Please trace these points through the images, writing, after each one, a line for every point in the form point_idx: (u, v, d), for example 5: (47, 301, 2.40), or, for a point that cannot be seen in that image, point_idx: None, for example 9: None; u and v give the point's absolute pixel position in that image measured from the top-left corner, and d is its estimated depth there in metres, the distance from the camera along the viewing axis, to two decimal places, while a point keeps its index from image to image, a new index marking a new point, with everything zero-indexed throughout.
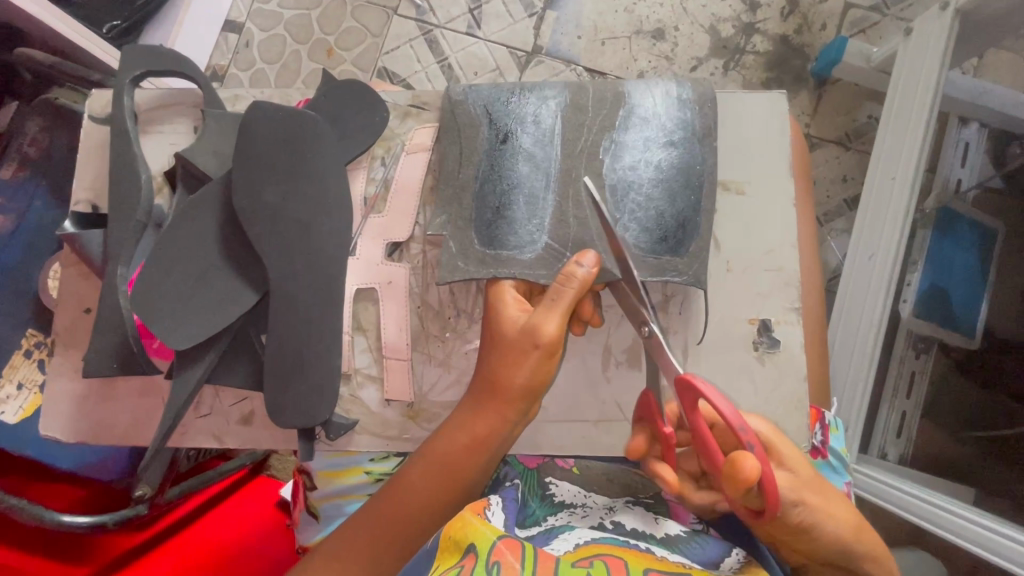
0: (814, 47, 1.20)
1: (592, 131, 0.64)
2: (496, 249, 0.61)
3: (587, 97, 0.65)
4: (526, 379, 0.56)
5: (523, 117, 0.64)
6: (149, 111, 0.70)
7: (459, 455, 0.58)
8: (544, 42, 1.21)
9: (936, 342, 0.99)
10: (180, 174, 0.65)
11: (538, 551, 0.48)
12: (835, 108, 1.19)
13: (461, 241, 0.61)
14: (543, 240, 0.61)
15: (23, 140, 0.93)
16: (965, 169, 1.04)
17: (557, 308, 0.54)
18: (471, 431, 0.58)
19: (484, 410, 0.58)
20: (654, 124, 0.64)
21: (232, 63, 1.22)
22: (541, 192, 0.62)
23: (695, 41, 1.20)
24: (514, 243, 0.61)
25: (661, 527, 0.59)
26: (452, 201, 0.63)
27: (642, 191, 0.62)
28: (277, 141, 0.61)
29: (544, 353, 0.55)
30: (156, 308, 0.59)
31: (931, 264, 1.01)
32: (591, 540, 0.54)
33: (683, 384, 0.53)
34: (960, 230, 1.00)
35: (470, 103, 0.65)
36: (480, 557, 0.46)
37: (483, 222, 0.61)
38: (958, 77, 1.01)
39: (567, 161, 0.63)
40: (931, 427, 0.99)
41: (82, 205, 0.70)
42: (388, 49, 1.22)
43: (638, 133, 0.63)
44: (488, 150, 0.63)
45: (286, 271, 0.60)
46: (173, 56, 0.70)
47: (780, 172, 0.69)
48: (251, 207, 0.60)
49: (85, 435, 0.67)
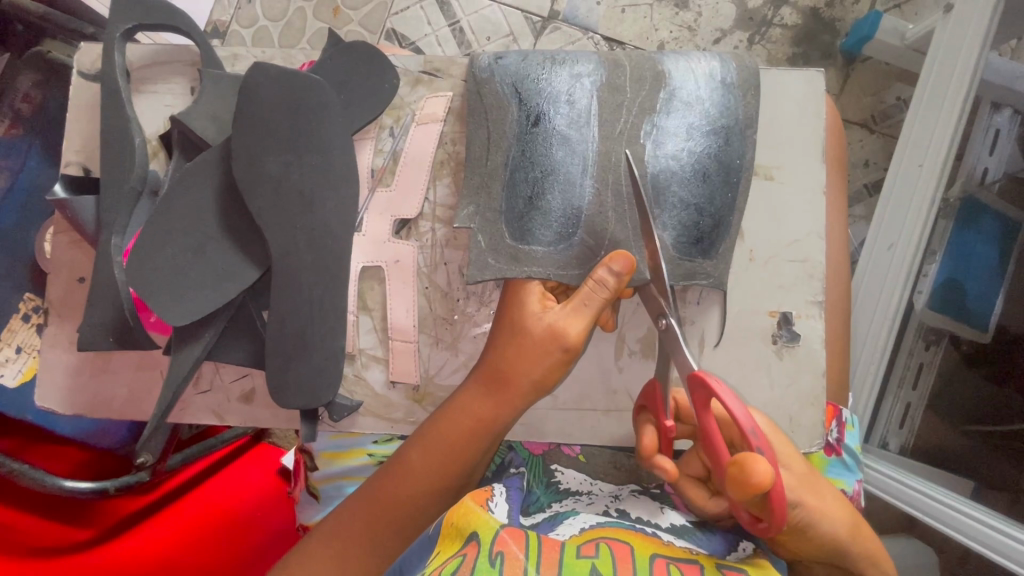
0: (845, 22, 1.13)
1: (630, 114, 0.60)
2: (526, 244, 0.58)
3: (623, 76, 0.61)
4: (540, 376, 0.54)
5: (555, 96, 0.60)
6: (142, 70, 0.66)
7: (460, 436, 0.56)
8: (561, 7, 1.14)
9: (947, 333, 0.96)
10: (176, 138, 0.62)
11: (542, 538, 0.47)
12: (863, 88, 1.13)
13: (492, 235, 0.58)
14: (577, 238, 0.58)
15: (15, 95, 0.89)
16: (994, 157, 0.97)
17: (586, 313, 0.53)
18: (475, 412, 0.56)
19: (493, 396, 0.56)
20: (697, 110, 0.60)
21: (233, 19, 1.15)
22: (578, 178, 0.58)
23: (720, 11, 1.13)
24: (543, 234, 0.58)
25: (667, 517, 0.56)
26: (480, 189, 0.59)
27: (682, 187, 0.58)
28: (277, 109, 0.57)
29: (565, 356, 0.53)
30: (152, 281, 0.57)
31: (951, 256, 0.96)
32: (598, 524, 0.53)
33: (695, 380, 0.49)
34: (984, 223, 0.95)
35: (497, 81, 0.60)
36: (482, 546, 0.45)
37: (514, 212, 0.58)
38: (998, 59, 0.94)
39: (603, 143, 0.59)
40: (934, 419, 0.96)
41: (73, 168, 0.67)
42: (398, 9, 1.15)
43: (680, 119, 0.59)
44: (518, 132, 0.59)
45: (289, 248, 0.57)
46: (165, 9, 0.66)
47: (811, 159, 0.65)
48: (252, 178, 0.56)
49: (82, 407, 0.65)
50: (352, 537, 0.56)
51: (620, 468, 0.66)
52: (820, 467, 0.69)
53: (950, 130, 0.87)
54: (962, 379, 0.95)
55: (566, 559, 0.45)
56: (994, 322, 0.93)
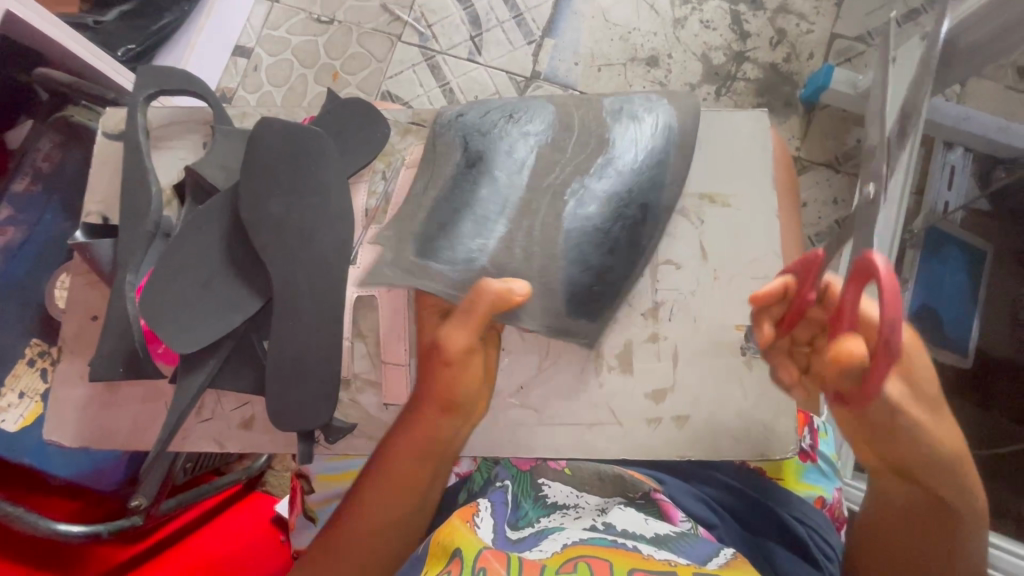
0: (802, 75, 1.25)
1: (585, 150, 0.67)
2: (424, 262, 0.62)
3: (574, 123, 0.68)
4: (456, 388, 0.60)
5: (497, 147, 0.67)
6: (160, 129, 0.74)
7: (400, 458, 0.61)
8: (542, 67, 1.26)
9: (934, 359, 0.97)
10: (190, 186, 0.68)
11: (524, 560, 0.50)
12: (823, 132, 1.24)
13: (399, 252, 0.63)
14: (478, 261, 0.63)
15: (36, 155, 0.95)
16: (952, 192, 1.10)
17: (471, 323, 0.58)
18: (409, 436, 0.61)
19: (439, 418, 0.61)
20: (628, 159, 0.66)
21: (239, 86, 1.31)
22: (492, 217, 0.64)
23: (687, 68, 1.25)
24: (448, 259, 0.62)
25: (652, 527, 0.58)
26: (406, 217, 0.65)
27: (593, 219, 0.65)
28: (282, 156, 0.64)
29: (469, 363, 0.60)
30: (162, 312, 0.61)
31: (924, 285, 1.04)
32: (580, 540, 0.55)
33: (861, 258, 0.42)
34: (947, 252, 1.05)
35: (449, 132, 0.69)
36: (466, 562, 0.48)
37: (424, 238, 0.63)
38: (942, 103, 1.07)
39: (567, 174, 0.66)
40: None
41: (94, 216, 0.73)
42: (392, 74, 1.28)
43: (604, 166, 0.66)
44: (454, 175, 0.66)
45: (289, 279, 0.62)
46: (187, 78, 0.75)
47: (764, 187, 0.71)
48: (257, 216, 0.63)
49: (87, 438, 0.68)
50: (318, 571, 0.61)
51: (605, 480, 0.68)
52: (796, 474, 0.71)
53: (909, 171, 0.89)
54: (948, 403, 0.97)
55: None
56: (971, 347, 0.99)
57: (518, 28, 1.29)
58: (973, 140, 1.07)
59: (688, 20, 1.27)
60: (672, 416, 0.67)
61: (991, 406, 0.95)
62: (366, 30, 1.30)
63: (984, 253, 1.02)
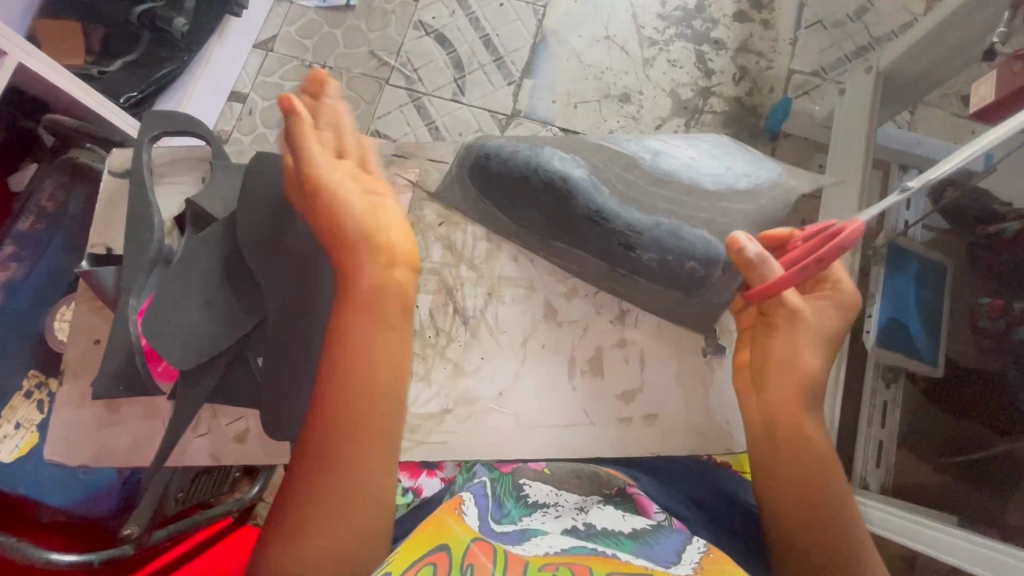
0: (765, 107, 1.35)
1: (605, 157, 0.79)
2: (479, 167, 0.76)
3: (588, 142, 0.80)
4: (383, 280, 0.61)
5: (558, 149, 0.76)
6: (163, 166, 0.80)
7: (366, 386, 0.58)
8: (522, 106, 1.36)
9: (902, 371, 1.07)
10: (190, 216, 0.73)
11: (509, 556, 0.50)
12: (789, 158, 1.32)
13: (474, 171, 0.76)
14: (507, 181, 0.74)
15: (42, 195, 0.99)
16: (910, 212, 1.14)
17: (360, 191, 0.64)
18: (388, 358, 0.59)
19: (400, 347, 0.61)
20: (676, 160, 0.80)
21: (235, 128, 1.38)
22: (548, 167, 0.73)
23: (658, 103, 1.35)
24: (501, 172, 0.75)
25: (629, 523, 0.59)
26: (492, 156, 0.75)
27: (580, 184, 0.73)
28: (277, 186, 0.70)
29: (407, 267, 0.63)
30: (165, 332, 0.66)
31: (889, 298, 1.08)
32: (560, 548, 0.53)
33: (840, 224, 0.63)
34: (908, 265, 1.10)
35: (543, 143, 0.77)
36: (453, 559, 0.48)
37: (487, 158, 0.76)
38: (895, 130, 1.22)
39: (549, 186, 0.73)
40: (910, 458, 1.05)
41: (98, 247, 0.78)
42: (380, 114, 1.37)
43: (650, 154, 0.80)
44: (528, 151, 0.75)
45: (282, 298, 0.67)
46: (186, 118, 0.80)
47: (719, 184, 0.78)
48: (254, 240, 0.68)
49: (87, 457, 0.71)
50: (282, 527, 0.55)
51: (582, 477, 0.68)
52: None
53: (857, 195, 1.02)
54: (928, 414, 1.07)
55: (530, 571, 0.48)
56: (942, 357, 1.04)
57: (498, 70, 1.39)
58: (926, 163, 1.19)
59: (656, 59, 1.38)
60: (642, 415, 0.72)
61: (964, 416, 1.03)
62: (355, 74, 1.40)
63: (944, 265, 1.08)
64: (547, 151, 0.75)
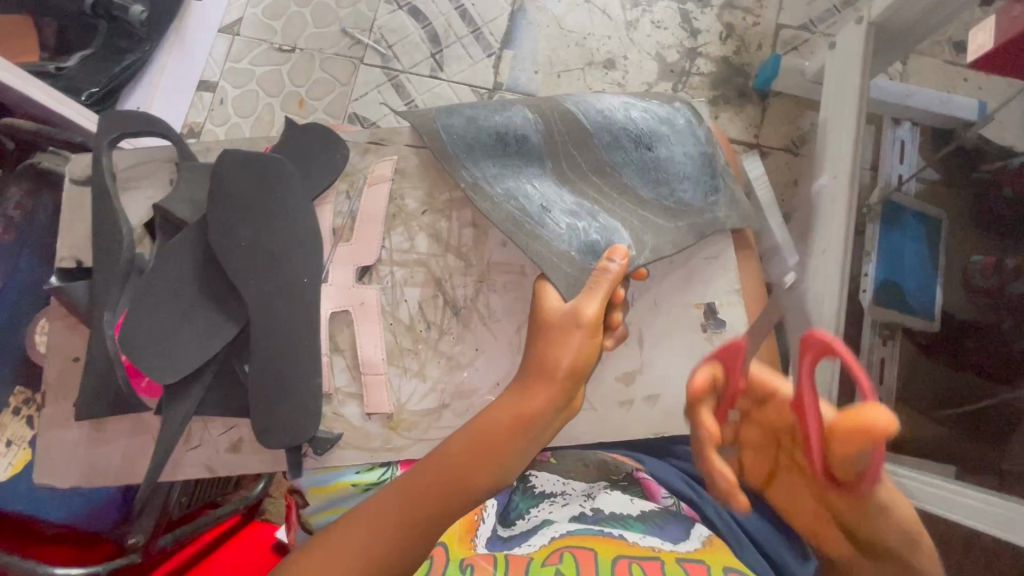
0: (753, 66, 1.30)
1: (560, 136, 0.75)
2: (444, 137, 0.73)
3: (553, 120, 0.76)
4: (571, 361, 0.59)
5: (522, 132, 0.75)
6: (126, 171, 0.77)
7: (503, 432, 0.58)
8: (503, 79, 1.31)
9: (900, 326, 1.02)
10: (160, 222, 0.70)
11: (512, 558, 0.57)
12: (780, 118, 1.28)
13: (437, 141, 0.73)
14: (475, 159, 0.73)
15: (7, 204, 0.92)
16: (904, 165, 1.16)
17: (595, 293, 0.62)
18: (514, 409, 0.59)
19: (532, 396, 0.59)
20: (638, 143, 0.76)
21: (207, 119, 1.33)
22: (508, 157, 0.73)
23: (644, 67, 1.30)
24: (467, 159, 0.73)
25: (637, 505, 0.64)
26: (462, 134, 0.74)
27: (538, 181, 0.73)
28: (249, 185, 0.67)
29: (586, 333, 0.60)
30: (141, 347, 0.63)
31: (884, 255, 1.07)
32: (567, 533, 0.59)
33: (806, 340, 0.53)
34: (905, 221, 1.08)
35: (515, 114, 0.76)
36: (451, 560, 0.59)
37: (458, 132, 0.74)
38: (886, 83, 1.18)
39: (495, 172, 0.72)
40: (908, 411, 1.01)
41: (67, 260, 0.75)
42: (357, 96, 1.31)
43: (620, 140, 0.75)
44: (497, 136, 0.74)
45: (264, 302, 0.65)
46: (145, 118, 0.75)
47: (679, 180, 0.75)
48: (228, 244, 0.65)
49: (79, 476, 0.70)
50: (380, 525, 0.57)
51: (589, 464, 0.72)
52: None
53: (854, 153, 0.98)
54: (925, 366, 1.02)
55: (533, 569, 0.54)
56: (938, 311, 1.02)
57: (477, 42, 1.33)
58: (920, 114, 1.17)
59: (639, 22, 1.32)
60: (643, 397, 0.72)
61: (962, 367, 0.98)
62: (328, 54, 1.33)
63: (940, 221, 1.07)
64: (509, 117, 0.75)
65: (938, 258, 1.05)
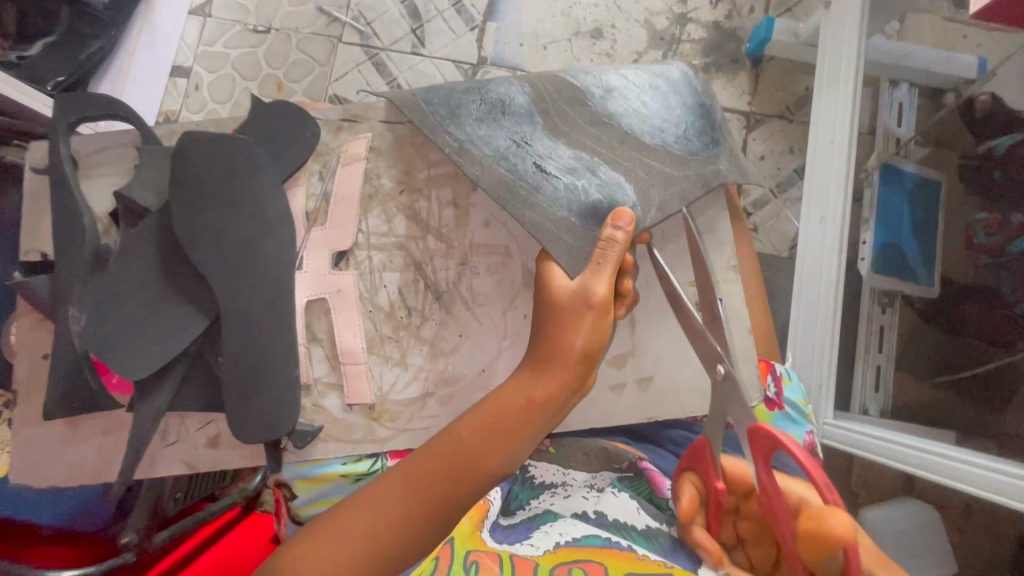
0: (745, 30, 1.25)
1: (550, 97, 0.71)
2: (426, 101, 0.68)
3: (540, 82, 0.72)
4: (584, 342, 0.56)
5: (509, 93, 0.70)
6: (88, 155, 0.72)
7: (512, 415, 0.56)
8: (487, 53, 1.25)
9: (898, 294, 1.03)
10: (121, 210, 0.66)
11: (518, 563, 0.52)
12: (774, 84, 1.23)
13: (416, 105, 0.68)
14: (461, 121, 0.67)
15: None
16: (902, 128, 1.13)
17: (606, 269, 0.58)
18: (525, 392, 0.57)
19: (542, 382, 0.56)
20: (631, 103, 0.73)
21: (183, 107, 1.25)
22: (496, 119, 0.68)
23: (632, 36, 1.25)
24: (452, 121, 0.67)
25: (642, 518, 0.61)
26: (444, 97, 0.69)
27: (531, 141, 0.68)
28: (213, 169, 0.63)
29: (599, 313, 0.56)
30: (104, 343, 0.60)
31: (883, 221, 1.06)
32: (574, 539, 0.55)
33: (754, 437, 0.57)
34: (902, 185, 1.07)
35: (499, 79, 0.72)
36: (457, 554, 0.54)
37: (440, 96, 0.69)
38: (882, 41, 1.12)
39: (484, 134, 0.67)
40: (906, 377, 1.01)
41: (32, 254, 0.71)
42: (337, 76, 1.26)
43: (612, 101, 0.72)
44: (482, 98, 0.69)
45: (234, 292, 0.61)
46: (103, 100, 0.70)
47: (677, 136, 0.72)
48: (193, 232, 0.61)
49: (55, 477, 0.68)
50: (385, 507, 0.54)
51: (590, 453, 0.72)
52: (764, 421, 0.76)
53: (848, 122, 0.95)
54: (923, 333, 1.01)
55: None
56: (937, 276, 1.01)
57: (458, 15, 1.27)
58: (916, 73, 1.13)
59: None
60: (635, 380, 0.70)
61: (961, 332, 0.96)
62: (305, 34, 1.27)
63: (938, 182, 1.04)
64: (497, 82, 0.71)
65: (937, 220, 1.02)
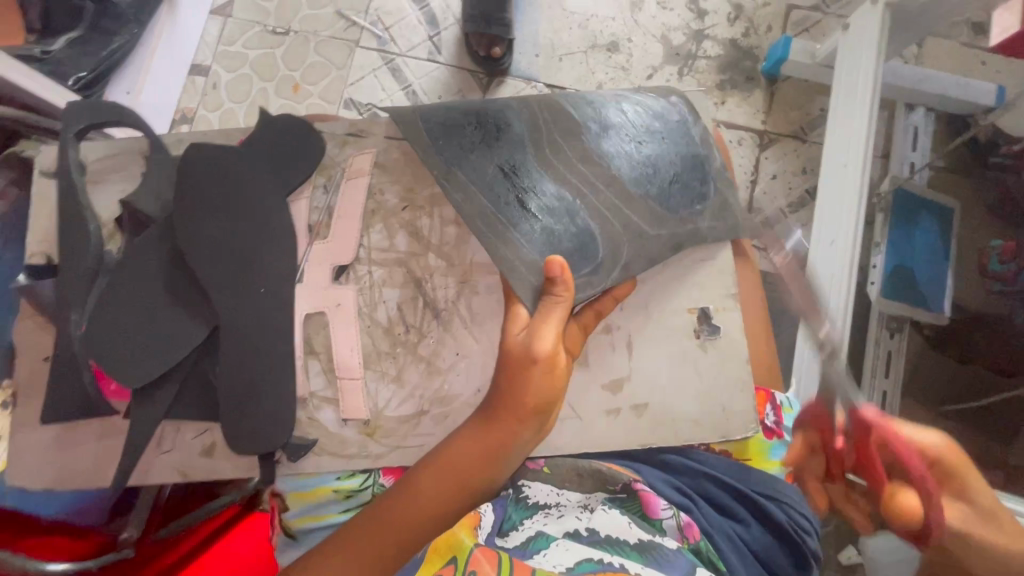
0: (762, 49, 1.24)
1: (544, 128, 0.72)
2: (425, 123, 0.70)
3: (537, 111, 0.73)
4: (536, 398, 0.57)
5: (506, 121, 0.71)
6: (98, 163, 0.73)
7: (472, 463, 0.58)
8: None
9: (908, 320, 0.98)
10: (126, 219, 0.67)
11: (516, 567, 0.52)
12: (789, 104, 1.22)
13: (415, 127, 0.70)
14: (453, 147, 0.69)
15: None
16: (917, 153, 1.10)
17: (551, 320, 0.58)
18: (483, 443, 0.58)
19: (496, 432, 0.58)
20: (624, 138, 0.73)
21: (199, 105, 1.26)
22: (489, 147, 0.70)
23: (648, 50, 1.24)
24: (445, 146, 0.69)
25: (635, 532, 0.60)
26: (443, 121, 0.71)
27: (517, 173, 0.69)
28: (217, 185, 0.65)
29: (547, 370, 0.57)
30: (105, 350, 0.61)
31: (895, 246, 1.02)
32: (569, 568, 0.53)
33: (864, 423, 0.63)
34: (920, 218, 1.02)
35: (499, 105, 0.73)
36: (458, 567, 0.53)
37: (440, 120, 0.71)
38: (899, 65, 1.08)
39: (471, 162, 0.69)
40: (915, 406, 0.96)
41: (37, 256, 0.71)
42: (352, 80, 1.27)
43: (605, 135, 0.72)
44: (480, 125, 0.71)
45: (235, 305, 0.62)
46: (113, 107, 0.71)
47: (670, 177, 0.72)
48: (196, 243, 0.63)
49: (50, 479, 0.69)
50: (358, 545, 0.56)
51: (584, 474, 0.68)
52: (762, 452, 0.74)
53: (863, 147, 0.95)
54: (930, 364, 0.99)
55: None
56: (948, 305, 0.98)
57: None
58: (935, 99, 1.09)
59: (644, 2, 1.26)
60: (631, 406, 0.71)
61: (969, 360, 0.95)
62: (323, 37, 1.28)
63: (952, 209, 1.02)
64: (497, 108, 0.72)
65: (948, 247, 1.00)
